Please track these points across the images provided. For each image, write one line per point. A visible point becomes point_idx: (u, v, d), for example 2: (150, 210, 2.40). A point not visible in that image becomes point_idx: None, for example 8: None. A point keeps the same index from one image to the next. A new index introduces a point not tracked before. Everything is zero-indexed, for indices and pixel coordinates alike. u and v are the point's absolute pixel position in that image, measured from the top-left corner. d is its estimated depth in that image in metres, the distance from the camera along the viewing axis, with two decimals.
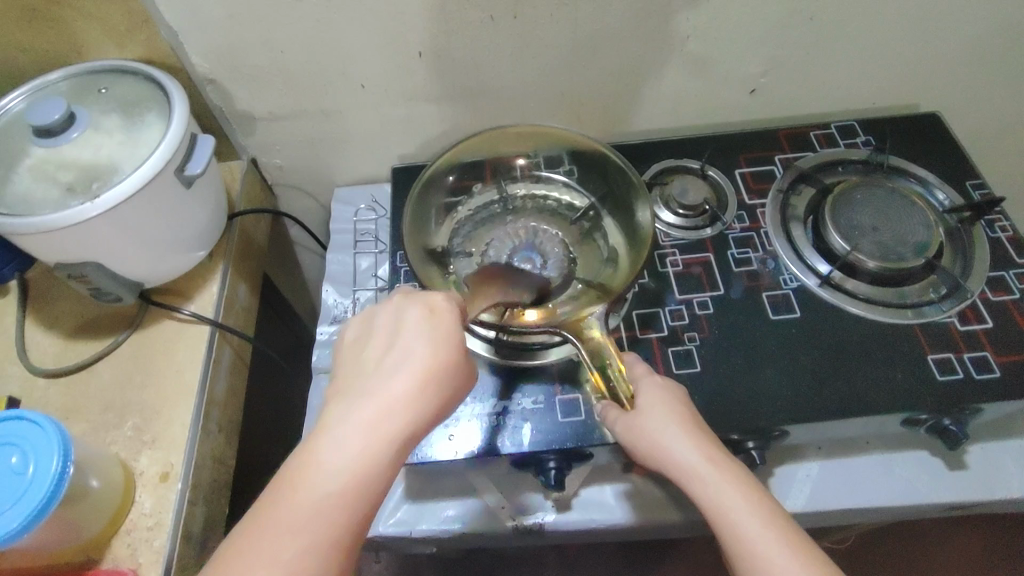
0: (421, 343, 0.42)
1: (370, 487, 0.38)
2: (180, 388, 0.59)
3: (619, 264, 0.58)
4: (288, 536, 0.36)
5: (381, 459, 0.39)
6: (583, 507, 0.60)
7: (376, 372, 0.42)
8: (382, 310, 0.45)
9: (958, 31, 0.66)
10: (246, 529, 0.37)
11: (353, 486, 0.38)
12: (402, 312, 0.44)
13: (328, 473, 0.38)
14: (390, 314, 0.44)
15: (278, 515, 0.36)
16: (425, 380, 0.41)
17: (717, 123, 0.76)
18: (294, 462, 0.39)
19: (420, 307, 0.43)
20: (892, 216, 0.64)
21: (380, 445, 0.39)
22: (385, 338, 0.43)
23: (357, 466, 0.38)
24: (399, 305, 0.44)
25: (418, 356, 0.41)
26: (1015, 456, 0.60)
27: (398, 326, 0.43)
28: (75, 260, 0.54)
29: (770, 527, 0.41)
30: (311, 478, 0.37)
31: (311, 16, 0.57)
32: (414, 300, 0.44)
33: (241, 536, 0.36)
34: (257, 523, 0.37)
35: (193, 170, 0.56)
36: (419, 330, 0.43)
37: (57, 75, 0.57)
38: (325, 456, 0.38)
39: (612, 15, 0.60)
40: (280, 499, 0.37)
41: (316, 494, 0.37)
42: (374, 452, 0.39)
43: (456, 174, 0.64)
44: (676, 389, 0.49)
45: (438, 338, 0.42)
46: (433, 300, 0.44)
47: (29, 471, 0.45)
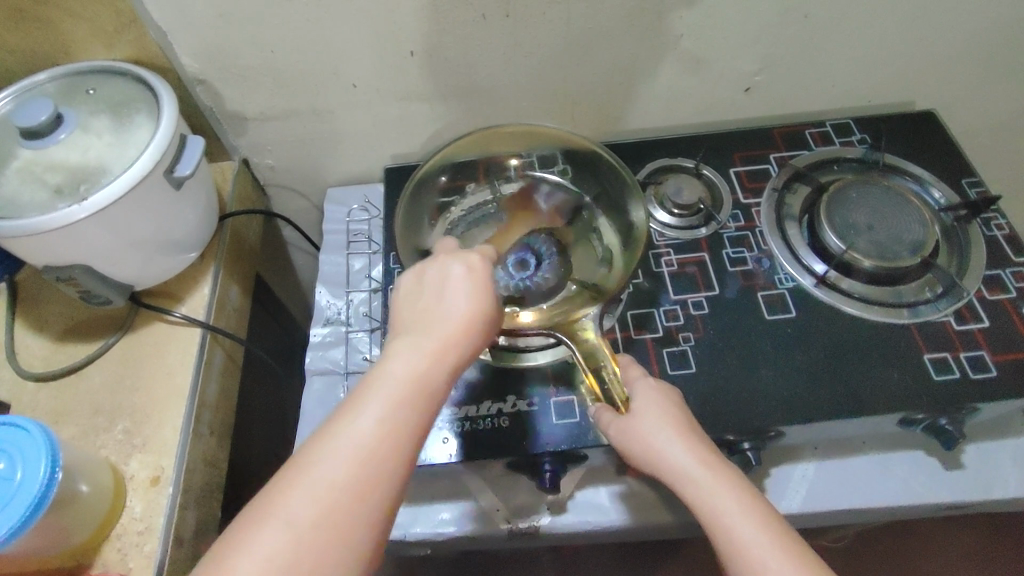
0: (465, 297, 0.42)
1: (419, 431, 0.37)
2: (172, 391, 0.58)
3: (612, 264, 0.58)
4: (341, 477, 0.34)
5: (428, 403, 0.38)
6: (578, 509, 0.60)
7: (420, 324, 0.41)
8: (426, 266, 0.44)
9: (954, 28, 0.65)
10: (294, 471, 0.35)
11: (403, 430, 0.37)
12: (447, 268, 0.43)
13: (378, 416, 0.37)
14: (435, 269, 0.44)
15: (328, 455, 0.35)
16: (467, 331, 0.41)
17: (712, 122, 0.75)
18: (342, 407, 0.37)
19: (462, 265, 0.43)
20: (887, 215, 0.64)
21: (429, 389, 0.38)
22: (430, 291, 0.43)
23: (408, 409, 0.37)
24: (444, 259, 0.44)
25: (463, 307, 0.41)
26: (1011, 455, 0.60)
27: (439, 281, 0.43)
28: (64, 262, 0.53)
29: (765, 531, 0.40)
30: (360, 423, 0.36)
31: (301, 15, 0.57)
32: (458, 256, 0.44)
33: (288, 479, 0.35)
34: (301, 468, 0.35)
35: (183, 171, 0.55)
36: (464, 284, 0.42)
37: (45, 76, 0.57)
38: (375, 400, 0.37)
39: (606, 13, 0.60)
40: (328, 442, 0.36)
41: (367, 437, 0.36)
42: (424, 395, 0.38)
43: (448, 175, 0.64)
44: (671, 392, 0.49)
45: (479, 292, 0.42)
46: (473, 257, 0.44)
47: (17, 476, 0.45)
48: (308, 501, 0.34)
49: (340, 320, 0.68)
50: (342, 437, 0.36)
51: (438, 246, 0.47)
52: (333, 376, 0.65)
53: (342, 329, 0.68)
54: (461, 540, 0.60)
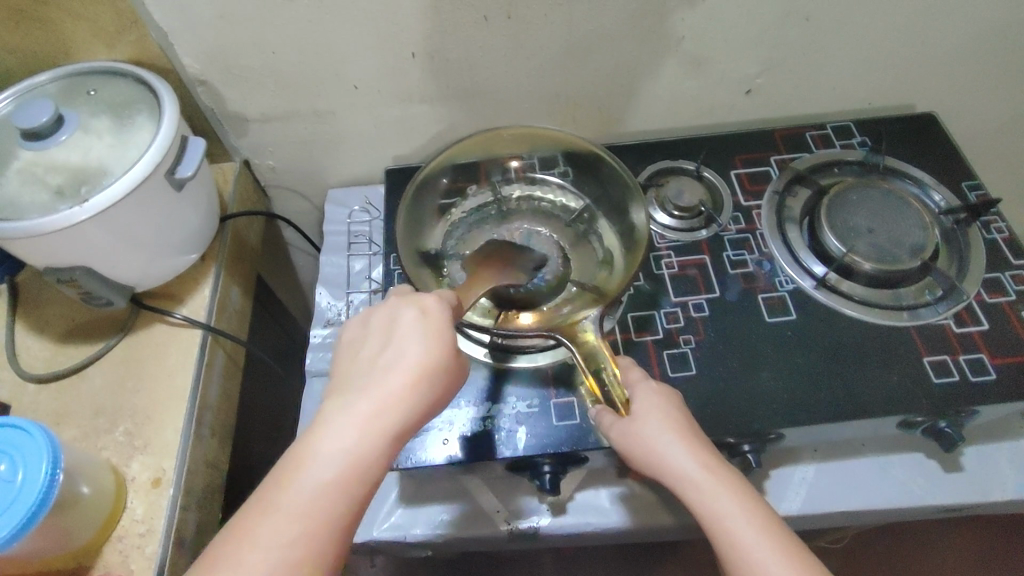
0: (414, 345, 0.42)
1: (357, 491, 0.38)
2: (173, 392, 0.58)
3: (613, 266, 0.58)
4: (274, 545, 0.36)
5: (367, 463, 0.39)
6: (578, 510, 0.60)
7: (368, 374, 0.42)
8: (378, 311, 0.45)
9: (955, 30, 0.66)
10: (230, 536, 0.36)
11: (339, 491, 0.38)
12: (396, 314, 0.44)
13: (315, 479, 0.38)
14: (385, 316, 0.44)
15: (262, 522, 0.36)
16: (416, 382, 0.41)
17: (713, 124, 0.76)
18: (281, 468, 0.38)
19: (413, 309, 0.43)
20: (888, 218, 0.64)
21: (367, 450, 0.39)
22: (378, 339, 0.43)
23: (345, 471, 0.38)
24: (394, 306, 0.44)
25: (411, 359, 0.41)
26: (1010, 458, 0.60)
27: (389, 326, 0.43)
28: (65, 264, 0.53)
29: (766, 534, 0.40)
30: (296, 486, 0.37)
31: (303, 16, 0.57)
32: (407, 302, 0.44)
33: (223, 546, 0.36)
34: (243, 528, 0.36)
35: (184, 173, 0.55)
36: (412, 333, 0.42)
37: (45, 77, 0.57)
38: (313, 463, 0.38)
39: (607, 15, 0.60)
40: (262, 506, 0.37)
41: (302, 501, 0.37)
42: (363, 457, 0.39)
43: (449, 176, 0.63)
44: (672, 395, 0.49)
45: (430, 339, 0.42)
46: (426, 302, 0.43)
47: (18, 478, 0.45)
48: (240, 569, 0.35)
49: (342, 321, 0.69)
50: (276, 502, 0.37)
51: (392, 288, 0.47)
52: None
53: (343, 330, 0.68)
54: (461, 542, 0.60)
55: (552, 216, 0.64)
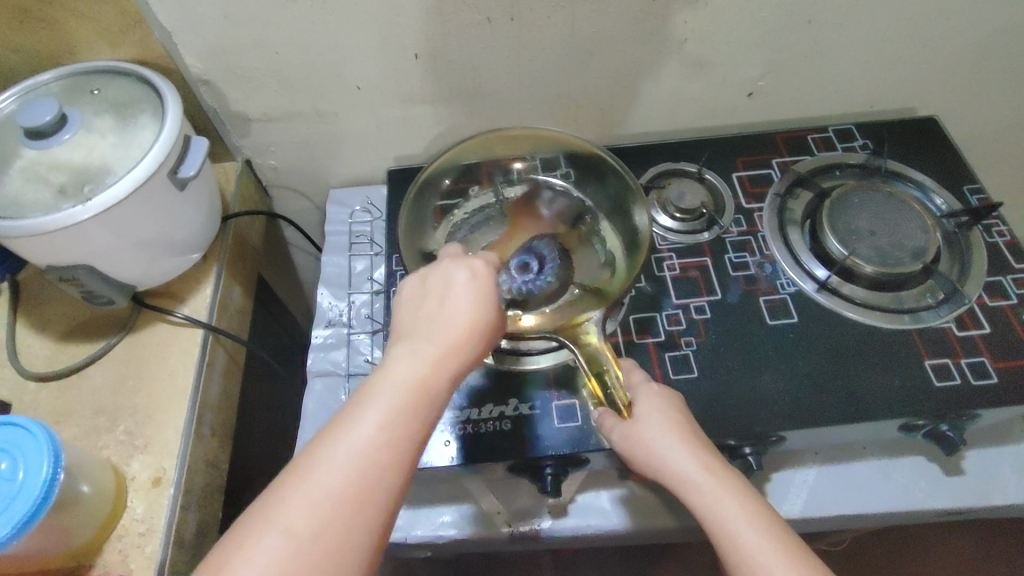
0: (468, 305, 0.41)
1: (412, 446, 0.37)
2: (174, 392, 0.58)
3: (615, 267, 0.58)
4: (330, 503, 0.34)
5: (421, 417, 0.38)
6: (580, 512, 0.60)
7: (419, 330, 0.41)
8: (425, 271, 0.43)
9: (958, 34, 0.66)
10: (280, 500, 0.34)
11: (395, 444, 0.36)
12: (448, 273, 0.42)
13: (369, 432, 0.36)
14: (433, 275, 0.43)
15: (315, 482, 0.34)
16: (469, 339, 0.40)
17: (715, 126, 0.76)
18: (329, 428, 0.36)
19: (467, 270, 0.42)
20: (890, 220, 0.64)
21: (424, 404, 0.38)
22: (430, 298, 0.42)
23: (400, 428, 0.37)
24: (444, 266, 0.43)
25: (461, 316, 0.41)
26: (1012, 461, 0.60)
27: (440, 286, 0.42)
28: (67, 262, 0.53)
29: (770, 537, 0.40)
30: (351, 437, 0.36)
31: (306, 16, 0.57)
32: (460, 263, 0.43)
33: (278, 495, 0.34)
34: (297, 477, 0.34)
35: (187, 173, 0.55)
36: (463, 292, 0.42)
37: (49, 76, 0.57)
38: (363, 420, 0.36)
39: (610, 17, 0.60)
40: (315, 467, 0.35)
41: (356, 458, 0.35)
42: (420, 410, 0.38)
43: (452, 178, 0.64)
44: (673, 397, 0.49)
45: (482, 299, 0.41)
46: (477, 263, 0.43)
47: (19, 476, 0.45)
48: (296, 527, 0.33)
49: (342, 321, 0.68)
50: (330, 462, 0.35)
51: (441, 252, 0.46)
52: (335, 377, 0.65)
53: (344, 331, 0.68)
54: (462, 543, 0.60)
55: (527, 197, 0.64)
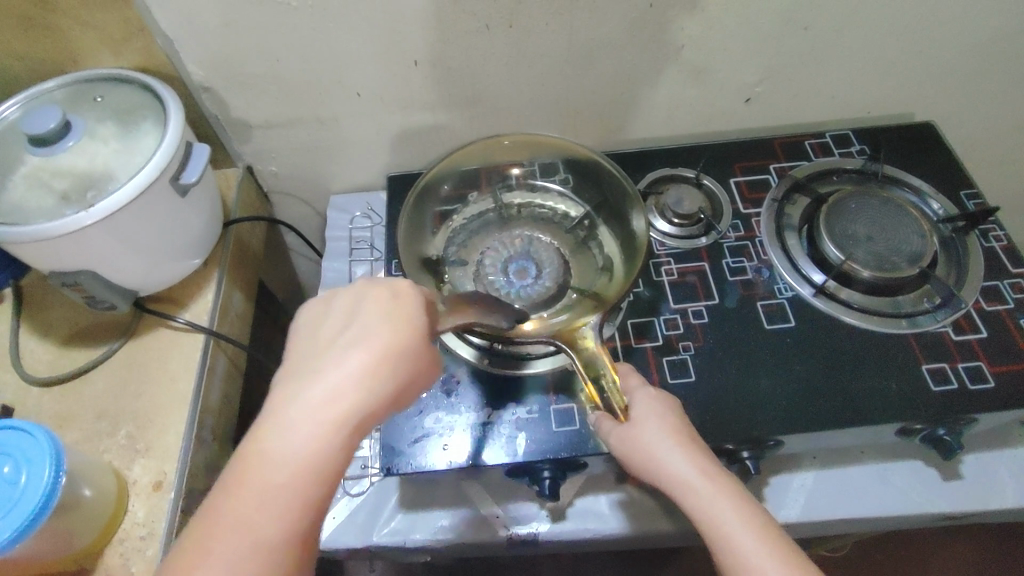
0: (382, 326, 0.40)
1: (324, 478, 0.36)
2: (174, 396, 0.59)
3: (613, 273, 0.58)
4: (225, 557, 0.33)
5: (327, 457, 0.36)
6: (577, 516, 0.60)
7: (326, 353, 0.40)
8: (342, 292, 0.43)
9: (954, 39, 0.66)
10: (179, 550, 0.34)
11: (301, 479, 0.36)
12: (361, 293, 0.42)
13: (275, 469, 0.35)
14: (350, 298, 0.42)
15: (213, 530, 0.34)
16: (384, 362, 0.39)
17: (713, 132, 0.76)
18: (228, 469, 0.36)
19: (383, 290, 0.42)
20: (886, 226, 0.64)
21: (335, 433, 0.37)
22: (341, 320, 0.41)
23: (301, 468, 0.36)
24: (362, 288, 0.42)
25: (376, 339, 0.39)
26: (1009, 465, 0.60)
27: (353, 307, 0.42)
28: (70, 268, 0.54)
29: (764, 540, 0.41)
30: (256, 476, 0.35)
31: (306, 24, 0.57)
32: (375, 284, 0.42)
33: (188, 542, 0.34)
34: (204, 523, 0.35)
35: (189, 179, 0.56)
36: (378, 314, 0.41)
37: (53, 83, 0.57)
38: (263, 462, 0.36)
39: (607, 23, 0.60)
40: (213, 513, 0.35)
41: (251, 502, 0.35)
42: (329, 439, 0.37)
43: (452, 184, 0.63)
44: (670, 401, 0.49)
45: (397, 318, 0.40)
46: (395, 285, 0.42)
47: (21, 480, 0.45)
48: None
49: None
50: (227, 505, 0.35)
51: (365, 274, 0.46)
52: None
53: None
54: (460, 547, 0.60)
55: (478, 297, 0.51)
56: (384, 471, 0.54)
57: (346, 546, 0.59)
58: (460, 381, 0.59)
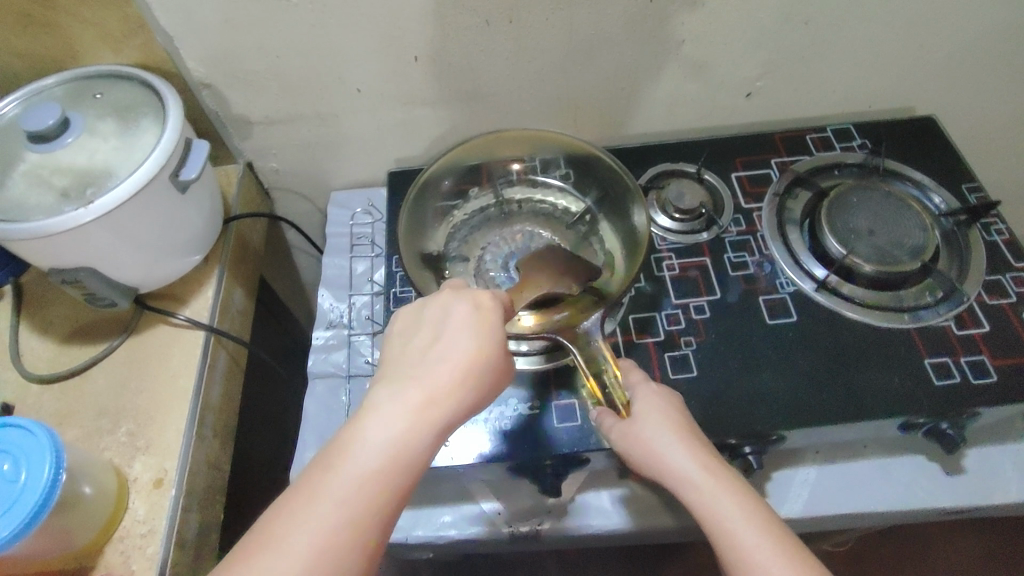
0: (468, 338, 0.42)
1: (407, 477, 0.38)
2: (175, 393, 0.58)
3: (614, 267, 0.58)
4: (314, 538, 0.35)
5: (412, 458, 0.38)
6: (579, 512, 0.60)
7: (416, 361, 0.42)
8: (431, 301, 0.45)
9: (956, 33, 0.66)
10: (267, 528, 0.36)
11: (389, 475, 0.38)
12: (448, 306, 0.44)
13: (364, 462, 0.37)
14: (438, 307, 0.44)
15: (303, 513, 0.36)
16: (468, 374, 0.41)
17: (714, 126, 0.76)
18: (323, 457, 0.38)
19: (467, 302, 0.44)
20: (889, 220, 0.64)
21: (419, 437, 0.39)
22: (430, 329, 0.44)
23: (391, 462, 0.38)
24: (448, 297, 0.44)
25: (461, 349, 0.41)
26: (1012, 459, 0.60)
27: (441, 319, 0.44)
28: (69, 265, 0.53)
29: (767, 535, 0.40)
30: (347, 466, 0.37)
31: (306, 19, 0.57)
32: (462, 295, 0.44)
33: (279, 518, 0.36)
34: (295, 502, 0.37)
35: (188, 175, 0.56)
36: (464, 324, 0.43)
37: (52, 80, 0.57)
38: (356, 454, 0.38)
39: (608, 17, 0.60)
40: (306, 496, 0.37)
41: (344, 490, 0.37)
42: (414, 443, 0.39)
43: (453, 179, 0.63)
44: (673, 396, 0.49)
45: (482, 333, 0.42)
46: (480, 296, 0.44)
47: (20, 477, 0.45)
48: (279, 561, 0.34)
49: (343, 323, 0.69)
50: (322, 490, 0.37)
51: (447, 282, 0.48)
52: (336, 379, 0.65)
53: (344, 332, 0.68)
54: (463, 543, 0.60)
55: (569, 262, 0.55)
56: None
57: None
58: None
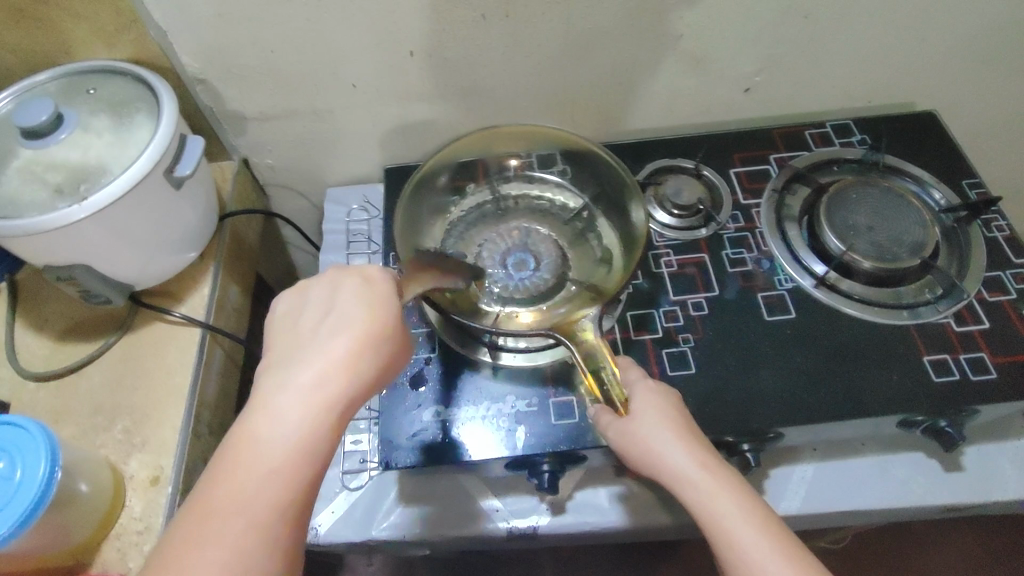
0: (357, 313, 0.40)
1: (311, 462, 0.37)
2: (171, 391, 0.58)
3: (612, 265, 0.58)
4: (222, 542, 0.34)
5: (314, 441, 0.37)
6: (576, 509, 0.60)
7: (306, 344, 0.40)
8: (317, 282, 0.43)
9: (956, 27, 0.65)
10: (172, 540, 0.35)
11: (290, 463, 0.36)
12: (336, 284, 0.42)
13: (264, 456, 0.36)
14: (323, 287, 0.42)
15: (206, 520, 0.35)
16: (362, 349, 0.39)
17: (712, 122, 0.75)
18: (218, 459, 0.36)
19: (354, 279, 0.42)
20: (888, 216, 0.64)
21: (318, 419, 0.38)
22: (317, 309, 0.41)
23: (292, 451, 0.37)
24: (333, 276, 0.42)
25: (350, 327, 0.40)
26: (1011, 457, 0.60)
27: (329, 298, 0.42)
28: (64, 262, 0.53)
29: (765, 534, 0.40)
30: (246, 463, 0.36)
31: (301, 14, 0.57)
32: (348, 272, 0.42)
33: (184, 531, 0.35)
34: (197, 511, 0.35)
35: (183, 171, 0.55)
36: (352, 300, 0.41)
37: (45, 76, 0.57)
38: (253, 449, 0.36)
39: (606, 12, 0.59)
40: (207, 502, 0.35)
41: (247, 487, 0.35)
42: (312, 426, 0.37)
43: (448, 175, 0.62)
44: (669, 394, 0.49)
45: (372, 305, 0.41)
46: (366, 271, 0.42)
47: (16, 475, 0.45)
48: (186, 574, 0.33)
49: None
50: (221, 490, 0.35)
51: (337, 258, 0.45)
52: None
53: None
54: (460, 540, 0.60)
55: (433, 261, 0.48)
56: (382, 464, 0.54)
57: (345, 540, 0.58)
58: (458, 374, 0.59)
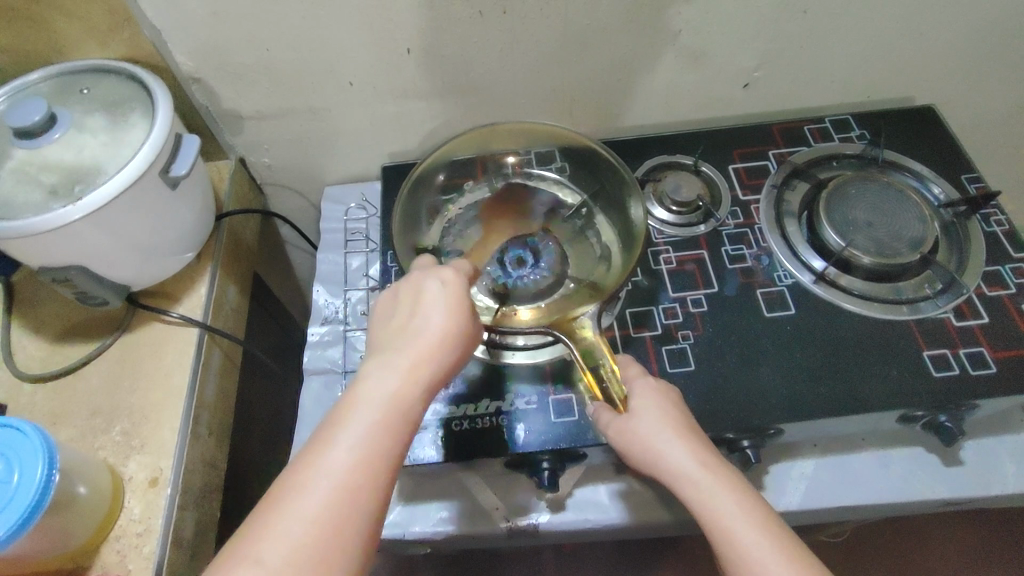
0: (443, 310, 0.42)
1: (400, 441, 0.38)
2: (169, 392, 0.58)
3: (611, 262, 0.57)
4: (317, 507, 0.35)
5: (405, 420, 0.39)
6: (577, 507, 0.60)
7: (397, 336, 0.42)
8: (403, 283, 0.45)
9: (956, 21, 0.65)
10: (267, 506, 0.35)
11: (383, 443, 0.38)
12: (423, 281, 0.44)
13: (361, 429, 0.38)
14: (406, 290, 0.44)
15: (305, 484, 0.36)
16: (447, 344, 0.42)
17: (711, 117, 0.75)
18: (319, 433, 0.38)
19: (439, 277, 0.44)
20: (887, 211, 0.63)
21: (408, 402, 0.39)
22: (406, 304, 0.44)
23: (387, 427, 0.38)
24: (415, 279, 0.45)
25: (440, 319, 0.42)
26: (1010, 451, 0.60)
27: (416, 294, 0.44)
28: (59, 263, 0.53)
29: (765, 535, 0.40)
30: (343, 436, 0.37)
31: (296, 12, 0.56)
32: (433, 271, 0.44)
33: (279, 497, 0.36)
34: (294, 479, 0.36)
35: (178, 171, 0.55)
36: (435, 301, 0.43)
37: (38, 75, 0.56)
38: (351, 423, 0.38)
39: (603, 7, 0.59)
40: (305, 471, 0.36)
41: (343, 457, 0.36)
42: (402, 409, 0.39)
43: (446, 172, 0.63)
44: (672, 393, 0.48)
45: (456, 305, 0.43)
46: (447, 273, 0.44)
47: (13, 478, 0.45)
48: (279, 539, 0.34)
49: (339, 319, 0.68)
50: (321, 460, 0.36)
51: (416, 262, 0.48)
52: (331, 375, 0.64)
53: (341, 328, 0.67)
54: (461, 539, 0.60)
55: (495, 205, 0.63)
56: None
57: None
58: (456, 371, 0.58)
